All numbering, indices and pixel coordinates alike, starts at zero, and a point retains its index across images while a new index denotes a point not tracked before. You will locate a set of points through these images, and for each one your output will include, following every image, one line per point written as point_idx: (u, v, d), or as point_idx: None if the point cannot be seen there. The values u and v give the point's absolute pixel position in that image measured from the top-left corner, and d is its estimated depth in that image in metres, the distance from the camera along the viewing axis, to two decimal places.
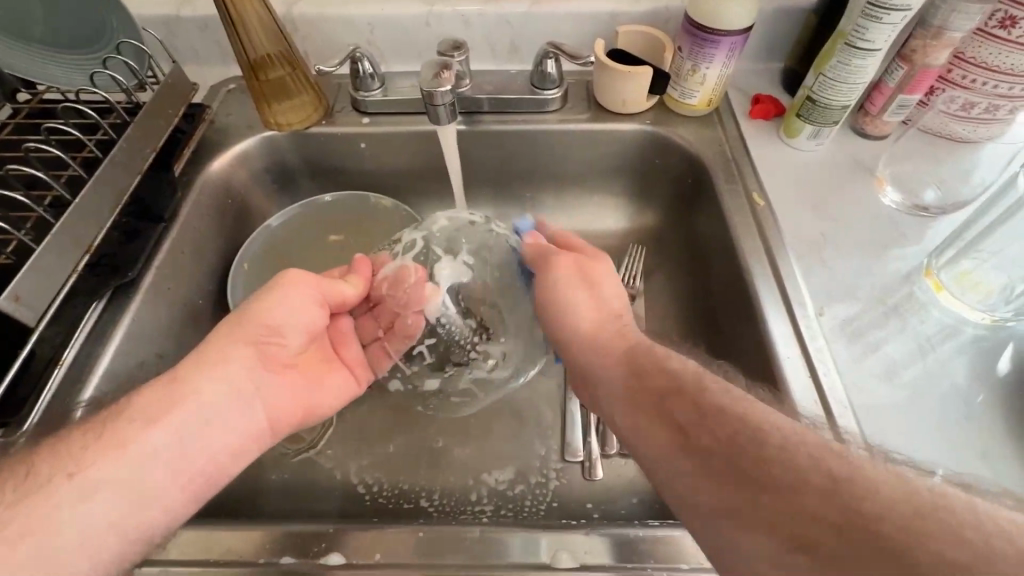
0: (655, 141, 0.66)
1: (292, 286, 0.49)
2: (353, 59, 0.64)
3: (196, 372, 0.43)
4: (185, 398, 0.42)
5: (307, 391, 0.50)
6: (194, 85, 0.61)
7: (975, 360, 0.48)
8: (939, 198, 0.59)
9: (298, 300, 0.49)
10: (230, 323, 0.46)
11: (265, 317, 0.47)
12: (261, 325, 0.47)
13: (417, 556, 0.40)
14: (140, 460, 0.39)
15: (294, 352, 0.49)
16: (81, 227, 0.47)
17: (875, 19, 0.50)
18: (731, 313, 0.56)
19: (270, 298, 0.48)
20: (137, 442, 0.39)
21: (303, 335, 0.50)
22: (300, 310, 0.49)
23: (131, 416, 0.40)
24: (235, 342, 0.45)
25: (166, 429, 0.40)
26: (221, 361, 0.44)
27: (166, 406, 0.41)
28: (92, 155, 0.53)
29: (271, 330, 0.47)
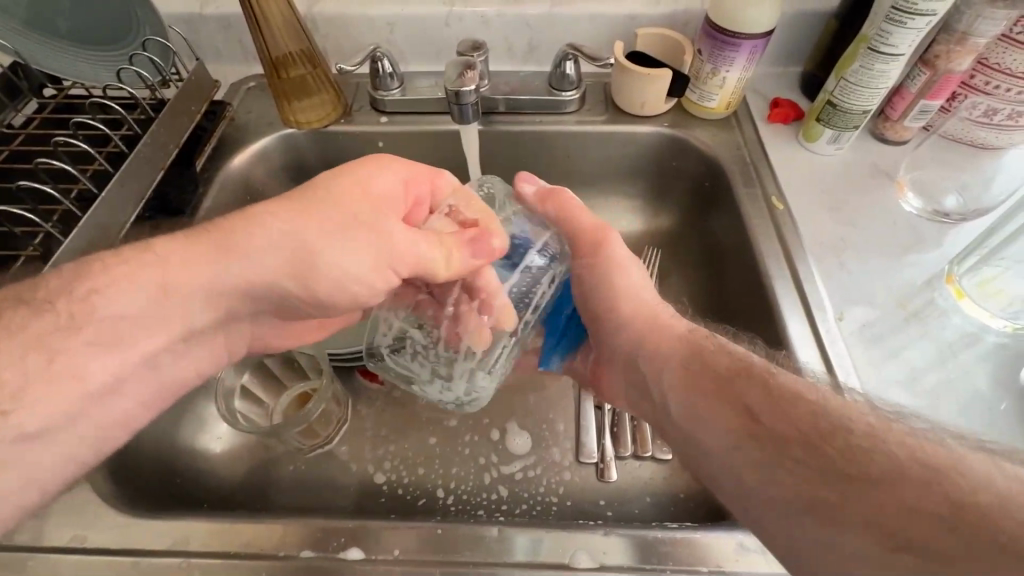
0: (672, 143, 0.66)
1: (367, 236, 0.42)
2: (372, 59, 0.64)
3: (187, 278, 0.38)
4: (169, 316, 0.38)
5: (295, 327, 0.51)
6: (215, 82, 0.62)
7: (998, 368, 0.48)
8: (960, 205, 0.59)
9: (364, 260, 0.42)
10: (286, 244, 0.40)
11: (333, 261, 0.42)
12: (325, 271, 0.42)
13: (433, 553, 0.40)
14: (107, 381, 0.35)
15: (317, 298, 0.45)
16: (106, 221, 0.48)
17: (899, 24, 0.50)
18: (749, 318, 0.56)
19: (351, 241, 0.42)
20: (102, 363, 0.35)
21: (336, 295, 0.45)
22: (373, 268, 0.43)
23: (95, 331, 0.34)
24: (266, 267, 0.40)
25: (140, 351, 0.36)
26: (232, 269, 0.39)
27: (144, 309, 0.36)
28: (117, 150, 0.54)
29: (325, 276, 0.42)
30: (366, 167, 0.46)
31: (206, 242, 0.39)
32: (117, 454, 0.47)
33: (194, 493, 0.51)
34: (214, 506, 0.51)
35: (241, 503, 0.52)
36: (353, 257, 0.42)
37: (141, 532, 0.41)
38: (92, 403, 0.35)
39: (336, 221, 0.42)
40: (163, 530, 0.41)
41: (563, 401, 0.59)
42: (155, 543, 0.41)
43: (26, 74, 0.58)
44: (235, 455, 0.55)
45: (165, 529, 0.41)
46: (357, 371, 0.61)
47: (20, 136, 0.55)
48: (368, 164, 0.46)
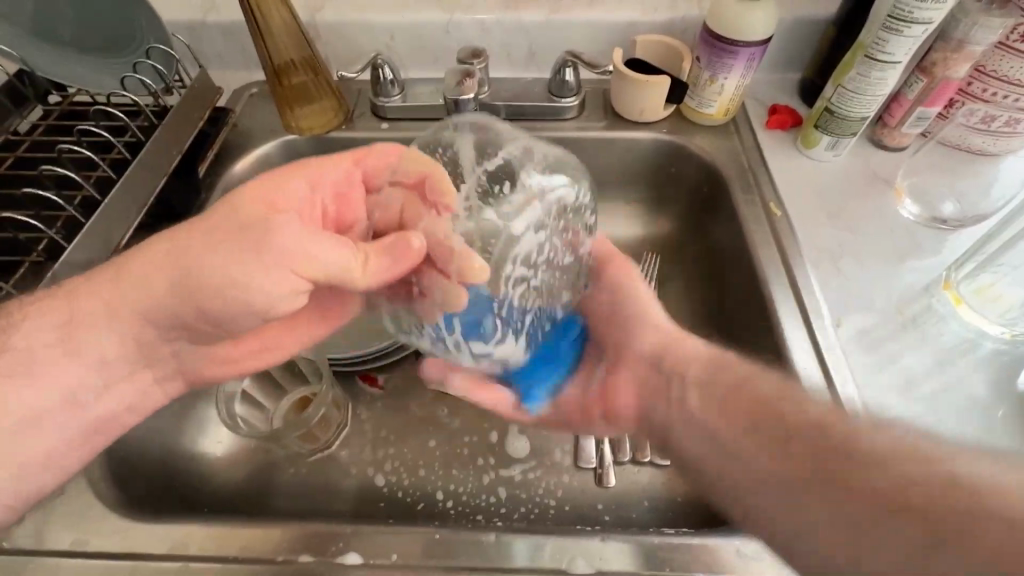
0: (672, 150, 0.66)
1: (258, 246, 0.38)
2: (373, 66, 0.65)
3: (90, 311, 0.40)
4: (76, 344, 0.40)
5: (267, 341, 0.49)
6: (218, 89, 0.63)
7: (996, 374, 0.48)
8: (958, 211, 0.59)
9: (255, 272, 0.39)
10: (171, 264, 0.39)
11: (228, 275, 0.39)
12: (208, 286, 0.39)
13: (429, 558, 0.40)
14: (16, 407, 0.38)
15: (238, 322, 0.42)
16: (108, 228, 0.49)
17: (895, 32, 0.51)
18: (748, 325, 0.56)
19: (236, 254, 0.38)
20: (10, 391, 0.38)
21: (247, 315, 0.42)
22: (270, 280, 0.39)
23: (7, 360, 0.38)
24: (159, 289, 0.39)
25: (62, 376, 0.40)
26: (141, 298, 0.40)
27: (53, 342, 0.39)
28: (121, 156, 0.54)
29: (212, 292, 0.39)
30: (282, 179, 0.43)
31: (103, 276, 0.40)
32: (118, 459, 0.48)
33: (194, 498, 0.52)
34: (214, 510, 0.52)
35: (241, 507, 0.53)
36: (241, 270, 0.38)
37: (141, 535, 0.41)
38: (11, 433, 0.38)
39: (219, 237, 0.39)
40: (162, 534, 0.41)
41: None
42: (155, 547, 0.41)
43: (31, 82, 0.59)
44: (236, 459, 0.56)
45: (165, 533, 0.41)
46: (358, 376, 0.62)
47: (25, 142, 0.55)
48: (281, 175, 0.44)
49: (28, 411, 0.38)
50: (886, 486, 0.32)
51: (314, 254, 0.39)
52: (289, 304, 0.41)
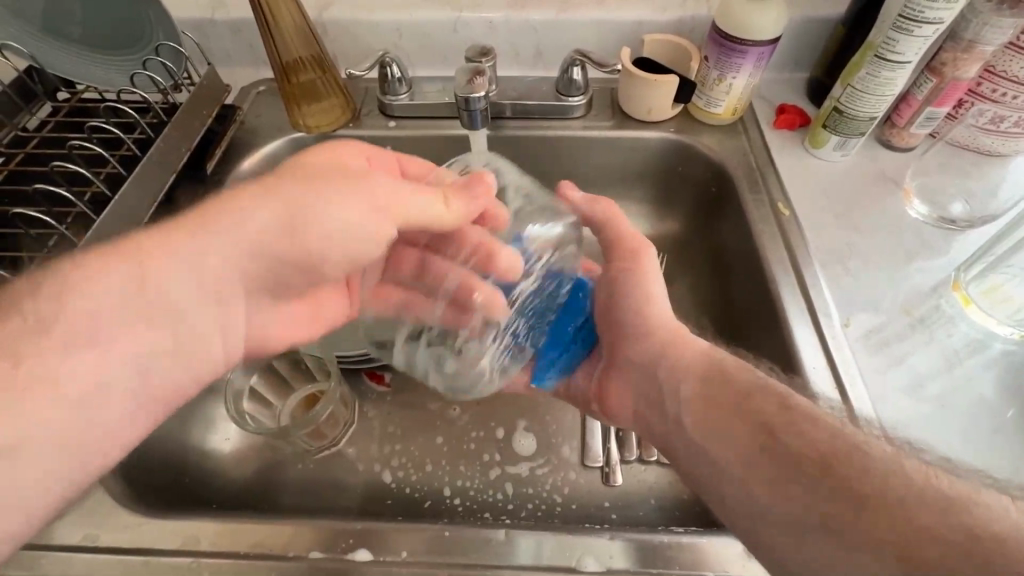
0: (679, 149, 0.66)
1: (350, 184, 0.39)
2: (381, 64, 0.65)
3: (168, 275, 0.35)
4: (129, 322, 0.34)
5: (300, 315, 0.47)
6: (226, 87, 0.63)
7: (1004, 375, 0.48)
8: (966, 212, 0.59)
9: (346, 206, 0.39)
10: (240, 241, 0.37)
11: (315, 206, 0.38)
12: (310, 223, 0.38)
13: (439, 555, 0.41)
14: (84, 378, 0.32)
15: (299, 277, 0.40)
16: (121, 223, 0.49)
17: (906, 31, 0.50)
18: (755, 324, 0.56)
19: (324, 183, 0.39)
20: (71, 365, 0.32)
21: (320, 264, 0.41)
22: (360, 215, 0.39)
23: (63, 334, 0.32)
24: (214, 258, 0.36)
25: (120, 351, 0.34)
26: (208, 266, 0.37)
27: (116, 307, 0.34)
28: (131, 152, 0.54)
29: (305, 227, 0.38)
30: (327, 180, 0.39)
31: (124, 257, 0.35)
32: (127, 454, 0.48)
33: (202, 493, 0.52)
34: (222, 506, 0.52)
35: (248, 503, 0.53)
36: (334, 206, 0.38)
37: (152, 531, 0.41)
38: (81, 403, 0.32)
39: (301, 189, 0.38)
40: (173, 530, 0.41)
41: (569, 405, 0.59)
42: (166, 542, 0.41)
43: (41, 79, 0.59)
44: (244, 455, 0.56)
45: (177, 528, 0.41)
46: (364, 373, 0.62)
47: (35, 139, 0.56)
48: (346, 177, 0.40)
49: (97, 379, 0.33)
50: (900, 477, 0.32)
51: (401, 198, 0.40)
52: (370, 248, 0.41)
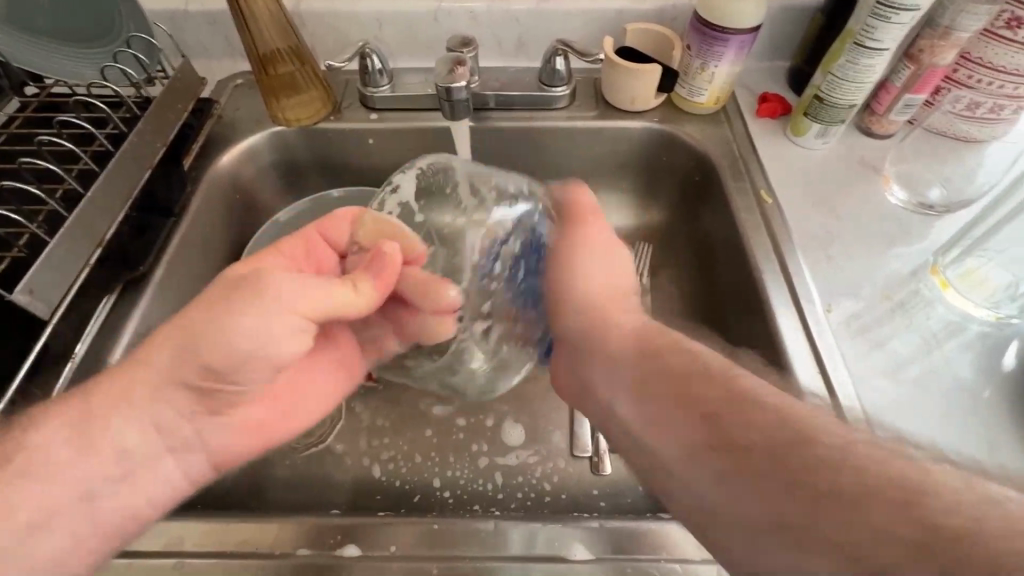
0: (662, 138, 0.66)
1: (252, 297, 0.40)
2: (361, 55, 0.64)
3: (108, 412, 0.39)
4: (95, 442, 0.38)
5: (265, 422, 0.47)
6: (202, 79, 0.61)
7: (980, 356, 0.49)
8: (944, 197, 0.60)
9: (255, 320, 0.40)
10: (170, 370, 0.40)
11: (227, 327, 0.40)
12: (216, 343, 0.40)
13: (430, 548, 0.40)
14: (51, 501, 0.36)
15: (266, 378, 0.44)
16: (95, 221, 0.48)
17: (884, 18, 0.51)
18: (738, 312, 0.57)
19: (233, 308, 0.40)
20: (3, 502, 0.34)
21: (262, 365, 0.43)
22: (274, 324, 0.41)
23: (19, 464, 0.35)
24: (165, 372, 0.40)
25: (66, 477, 0.37)
26: (152, 405, 0.40)
27: (73, 455, 0.37)
28: (103, 149, 0.53)
29: (214, 347, 0.40)
30: (250, 298, 0.40)
31: (77, 404, 0.38)
32: None
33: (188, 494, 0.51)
34: (209, 506, 0.51)
35: (235, 502, 0.52)
36: (236, 326, 0.40)
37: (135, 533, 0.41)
38: (33, 529, 0.35)
39: (223, 296, 0.41)
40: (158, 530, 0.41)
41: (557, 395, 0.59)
42: (150, 544, 0.40)
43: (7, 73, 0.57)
44: None
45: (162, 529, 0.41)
46: None
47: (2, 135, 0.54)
48: (244, 289, 0.41)
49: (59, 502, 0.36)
50: None
51: (312, 295, 0.42)
52: (289, 345, 0.42)
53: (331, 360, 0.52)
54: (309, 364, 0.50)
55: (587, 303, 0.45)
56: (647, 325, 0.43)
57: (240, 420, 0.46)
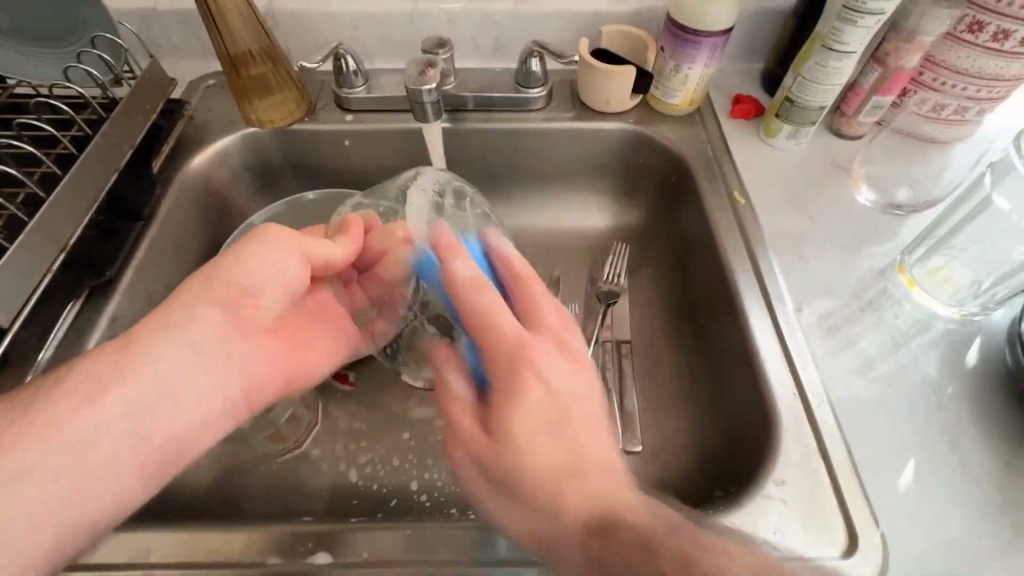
0: (638, 140, 0.67)
1: (260, 236, 0.45)
2: (336, 56, 0.63)
3: (157, 336, 0.39)
4: (138, 363, 0.38)
5: (287, 355, 0.48)
6: (172, 80, 0.60)
7: (946, 353, 0.50)
8: (911, 197, 0.61)
9: (274, 250, 0.45)
10: (199, 300, 0.41)
11: (241, 259, 0.43)
12: (234, 271, 0.43)
13: (404, 553, 0.40)
14: (97, 446, 0.36)
15: (275, 310, 0.46)
16: (58, 226, 0.46)
17: (850, 22, 0.52)
18: (712, 311, 0.57)
19: (245, 246, 0.44)
20: (49, 458, 0.34)
21: (278, 293, 0.46)
22: (280, 258, 0.45)
23: (66, 394, 0.36)
24: (199, 300, 0.41)
25: (116, 396, 0.37)
26: (185, 333, 0.40)
27: (116, 377, 0.37)
28: (66, 151, 0.51)
29: (233, 275, 0.43)
30: (243, 248, 0.44)
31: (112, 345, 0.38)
32: None
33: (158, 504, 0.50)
34: (181, 515, 0.50)
35: (208, 511, 0.52)
36: (251, 256, 0.43)
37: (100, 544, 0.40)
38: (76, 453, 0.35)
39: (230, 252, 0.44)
40: (124, 541, 0.40)
41: None
42: (115, 556, 0.39)
43: None
44: (203, 462, 0.54)
45: (129, 540, 0.40)
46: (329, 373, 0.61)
47: None
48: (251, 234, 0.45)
49: (105, 448, 0.36)
50: None
51: (314, 240, 0.48)
52: (292, 279, 0.46)
53: (341, 312, 0.54)
54: (311, 310, 0.52)
55: (514, 349, 0.37)
56: (558, 397, 0.36)
57: (264, 349, 0.46)
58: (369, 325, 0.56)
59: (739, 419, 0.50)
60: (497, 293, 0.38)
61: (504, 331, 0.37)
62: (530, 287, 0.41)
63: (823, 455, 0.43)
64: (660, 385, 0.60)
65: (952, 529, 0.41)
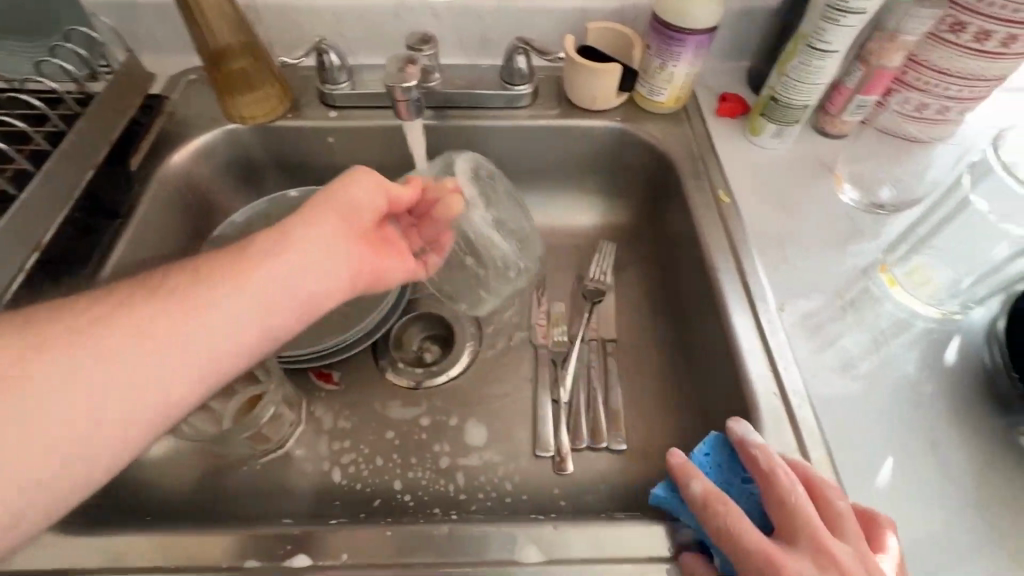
0: (624, 138, 0.66)
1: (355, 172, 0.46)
2: (318, 51, 0.63)
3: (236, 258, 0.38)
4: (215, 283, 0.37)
5: (355, 283, 0.45)
6: (151, 75, 0.59)
7: (925, 351, 0.50)
8: (893, 196, 0.61)
9: (365, 182, 0.46)
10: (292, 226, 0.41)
11: (339, 189, 0.44)
12: (332, 198, 0.43)
13: (385, 555, 0.40)
14: (157, 365, 0.33)
15: (356, 238, 0.45)
16: (30, 224, 0.45)
17: (833, 21, 0.52)
18: (697, 310, 0.57)
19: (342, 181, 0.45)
20: (127, 355, 0.33)
21: (361, 222, 0.45)
22: (368, 191, 0.46)
23: (163, 294, 0.35)
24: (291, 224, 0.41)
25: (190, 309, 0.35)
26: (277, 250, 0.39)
27: (196, 291, 0.36)
28: (39, 148, 0.50)
29: (333, 199, 0.43)
30: (341, 182, 0.45)
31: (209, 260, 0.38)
32: None
33: (137, 506, 0.50)
34: (160, 518, 0.50)
35: (189, 512, 0.51)
36: (345, 184, 0.44)
37: (75, 548, 0.39)
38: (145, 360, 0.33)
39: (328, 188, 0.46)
40: (99, 545, 0.40)
41: (521, 394, 0.59)
42: (90, 560, 0.39)
43: None
44: (184, 463, 0.54)
45: (104, 543, 0.40)
46: (312, 372, 0.60)
47: None
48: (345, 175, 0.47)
49: (163, 367, 0.33)
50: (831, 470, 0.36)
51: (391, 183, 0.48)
52: (369, 209, 0.46)
53: (399, 239, 0.51)
54: (391, 243, 0.50)
55: None
56: None
57: (348, 273, 0.43)
58: (421, 259, 0.54)
59: (722, 417, 0.50)
60: (729, 509, 0.37)
61: (745, 531, 0.36)
62: (782, 487, 0.37)
63: (802, 453, 0.43)
64: (645, 384, 0.60)
65: (926, 527, 0.41)
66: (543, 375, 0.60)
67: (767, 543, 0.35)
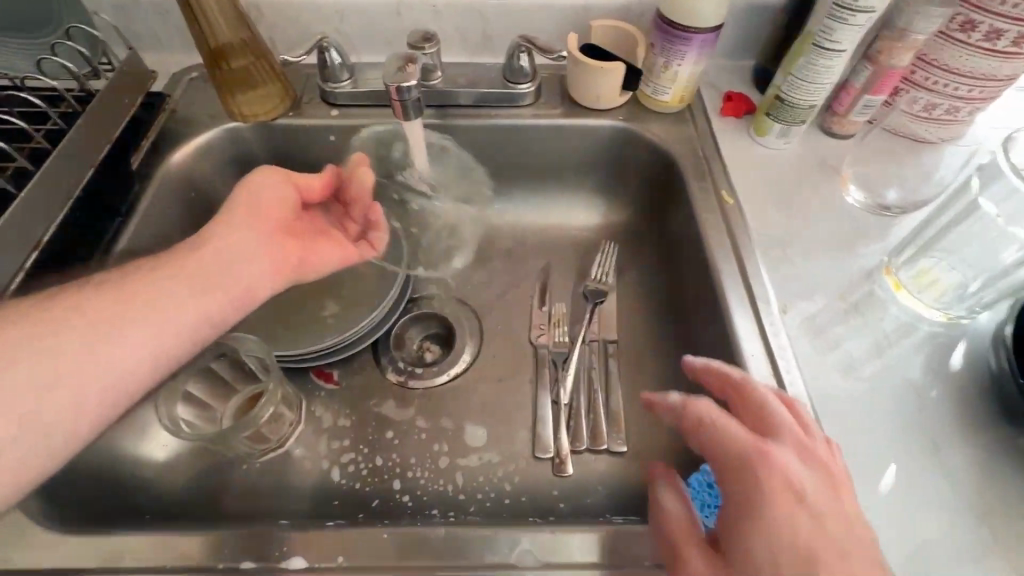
0: (627, 137, 0.66)
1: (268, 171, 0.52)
2: (320, 49, 0.62)
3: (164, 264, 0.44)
4: (143, 286, 0.42)
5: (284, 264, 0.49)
6: (153, 73, 0.59)
7: (930, 355, 0.50)
8: (900, 198, 0.60)
9: (270, 179, 0.51)
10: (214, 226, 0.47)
11: (246, 186, 0.50)
12: (243, 195, 0.49)
13: (381, 558, 0.40)
14: (90, 362, 0.38)
15: (279, 223, 0.50)
16: (30, 223, 0.45)
17: (841, 20, 0.51)
18: (698, 312, 0.57)
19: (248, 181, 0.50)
20: (53, 353, 0.37)
21: (275, 209, 0.50)
22: (275, 185, 0.51)
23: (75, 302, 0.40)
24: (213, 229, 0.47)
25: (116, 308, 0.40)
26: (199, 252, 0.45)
27: (121, 294, 0.41)
28: (39, 146, 0.50)
29: (240, 196, 0.49)
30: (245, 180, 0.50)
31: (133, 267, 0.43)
32: None
33: (135, 505, 0.50)
34: (159, 516, 0.49)
35: (187, 511, 0.51)
36: (255, 181, 0.50)
37: (73, 547, 0.39)
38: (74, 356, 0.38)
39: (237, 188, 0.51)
40: (95, 546, 0.40)
41: (521, 395, 0.59)
42: (87, 560, 0.39)
43: None
44: (183, 461, 0.54)
45: (101, 544, 0.40)
46: (312, 371, 0.60)
47: None
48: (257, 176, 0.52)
49: (99, 361, 0.39)
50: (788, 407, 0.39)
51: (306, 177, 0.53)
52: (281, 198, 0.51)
53: (328, 227, 0.55)
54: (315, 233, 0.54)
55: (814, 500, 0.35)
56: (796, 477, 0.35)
57: (271, 257, 0.49)
58: (364, 239, 0.56)
59: None
60: (714, 414, 0.39)
61: (730, 424, 0.38)
62: (760, 396, 0.40)
63: None
64: (647, 386, 0.59)
65: (929, 533, 0.41)
66: (543, 376, 0.59)
67: (750, 436, 0.37)
